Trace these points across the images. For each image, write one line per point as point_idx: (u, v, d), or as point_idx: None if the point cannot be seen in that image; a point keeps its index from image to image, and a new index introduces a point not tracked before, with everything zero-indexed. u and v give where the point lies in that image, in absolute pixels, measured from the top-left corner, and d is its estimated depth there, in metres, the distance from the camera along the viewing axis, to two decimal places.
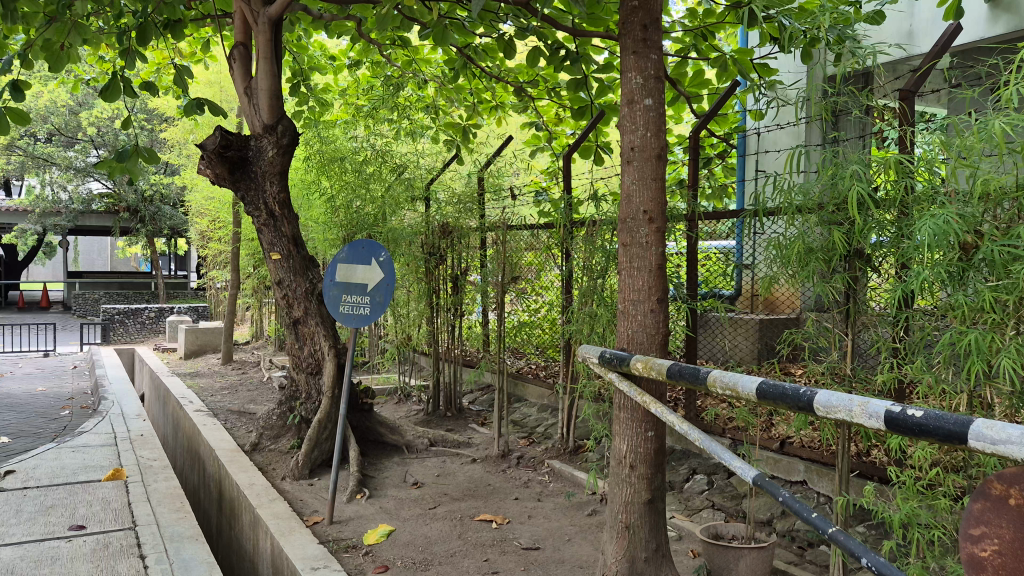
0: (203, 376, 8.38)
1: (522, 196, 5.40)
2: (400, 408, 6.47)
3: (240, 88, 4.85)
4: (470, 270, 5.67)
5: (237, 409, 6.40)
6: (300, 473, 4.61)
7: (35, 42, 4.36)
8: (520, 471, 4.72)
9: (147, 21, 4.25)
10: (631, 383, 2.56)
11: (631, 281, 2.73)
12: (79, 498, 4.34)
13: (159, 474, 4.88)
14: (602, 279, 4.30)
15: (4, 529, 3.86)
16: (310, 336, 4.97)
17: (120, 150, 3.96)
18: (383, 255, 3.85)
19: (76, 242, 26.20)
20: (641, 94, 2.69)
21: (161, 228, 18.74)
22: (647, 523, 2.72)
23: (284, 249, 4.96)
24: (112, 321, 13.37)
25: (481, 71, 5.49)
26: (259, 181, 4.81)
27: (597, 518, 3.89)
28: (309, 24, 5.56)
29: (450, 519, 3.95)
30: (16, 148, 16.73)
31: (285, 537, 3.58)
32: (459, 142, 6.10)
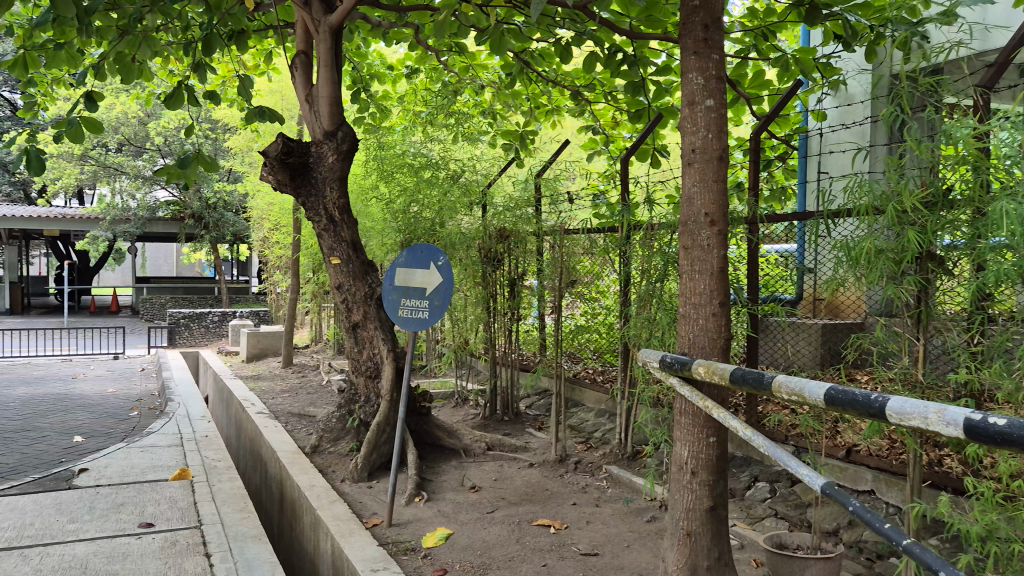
0: (265, 379, 8.53)
1: (580, 200, 5.38)
2: (458, 412, 6.50)
3: (301, 95, 4.95)
4: (527, 274, 5.67)
5: (297, 411, 6.50)
6: (359, 475, 4.65)
7: (108, 55, 4.50)
8: (577, 476, 4.69)
9: (212, 32, 4.34)
10: (693, 388, 2.54)
11: (693, 284, 2.69)
12: (147, 497, 4.45)
13: (224, 475, 4.99)
14: (661, 283, 4.25)
15: (77, 525, 3.98)
16: (369, 340, 5.03)
17: (183, 157, 4.07)
18: (442, 259, 3.88)
19: (144, 249, 27.04)
20: (703, 95, 2.65)
21: (224, 234, 19.20)
22: (708, 530, 2.68)
23: (344, 254, 5.01)
24: (178, 325, 13.76)
25: (539, 76, 5.50)
26: (319, 187, 4.87)
27: (656, 525, 3.84)
28: (367, 32, 5.64)
29: (508, 523, 3.95)
30: (89, 158, 17.34)
31: (345, 539, 3.62)
32: (517, 148, 6.10)
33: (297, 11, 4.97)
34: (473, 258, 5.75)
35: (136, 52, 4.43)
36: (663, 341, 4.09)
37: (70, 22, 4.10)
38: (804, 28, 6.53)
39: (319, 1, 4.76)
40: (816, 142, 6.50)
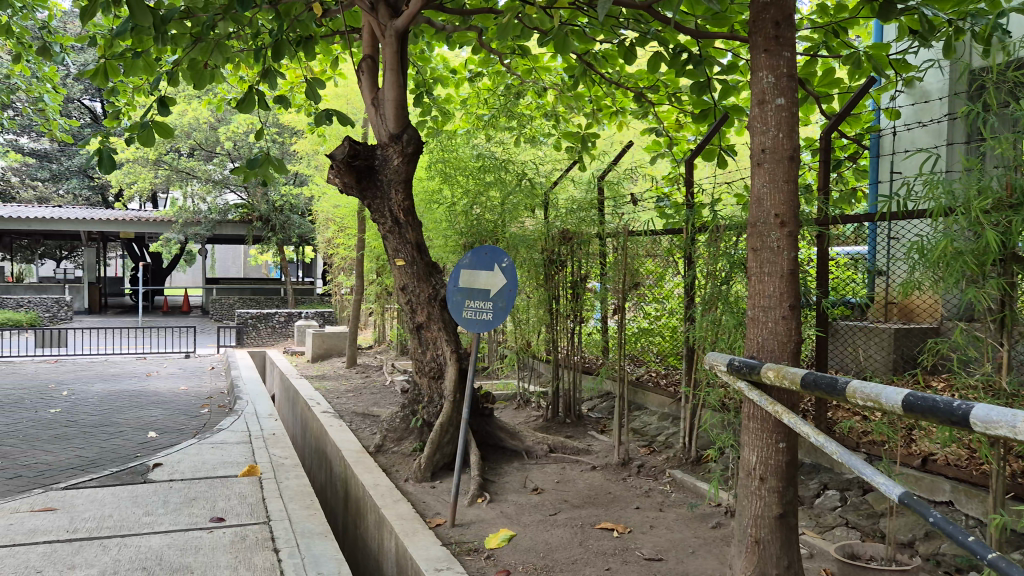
0: (330, 379, 8.66)
1: (643, 203, 5.32)
2: (520, 414, 6.50)
3: (368, 98, 5.03)
4: (590, 276, 5.64)
5: (361, 411, 6.59)
6: (423, 475, 4.69)
7: (181, 61, 4.65)
8: (640, 480, 4.64)
9: (281, 39, 4.44)
10: (762, 392, 2.50)
11: (761, 286, 2.64)
12: (218, 492, 4.57)
13: (291, 472, 5.09)
14: (727, 285, 4.18)
15: (152, 518, 4.11)
16: (433, 341, 5.07)
17: (252, 158, 4.20)
18: (506, 261, 3.90)
19: (213, 251, 27.82)
20: (773, 94, 2.60)
21: (290, 236, 19.59)
22: (778, 538, 2.62)
23: (408, 255, 5.05)
24: (246, 325, 14.11)
25: (602, 78, 5.47)
26: (385, 189, 4.93)
27: (722, 531, 3.78)
28: (432, 36, 5.71)
29: (571, 526, 3.93)
30: (163, 163, 17.92)
31: (410, 538, 3.66)
32: (579, 150, 6.08)
33: (364, 16, 5.04)
34: (535, 260, 5.74)
35: (209, 58, 4.55)
36: (729, 344, 4.02)
37: (147, 30, 4.24)
38: (879, 23, 6.37)
39: (385, 5, 4.81)
40: (888, 141, 6.32)
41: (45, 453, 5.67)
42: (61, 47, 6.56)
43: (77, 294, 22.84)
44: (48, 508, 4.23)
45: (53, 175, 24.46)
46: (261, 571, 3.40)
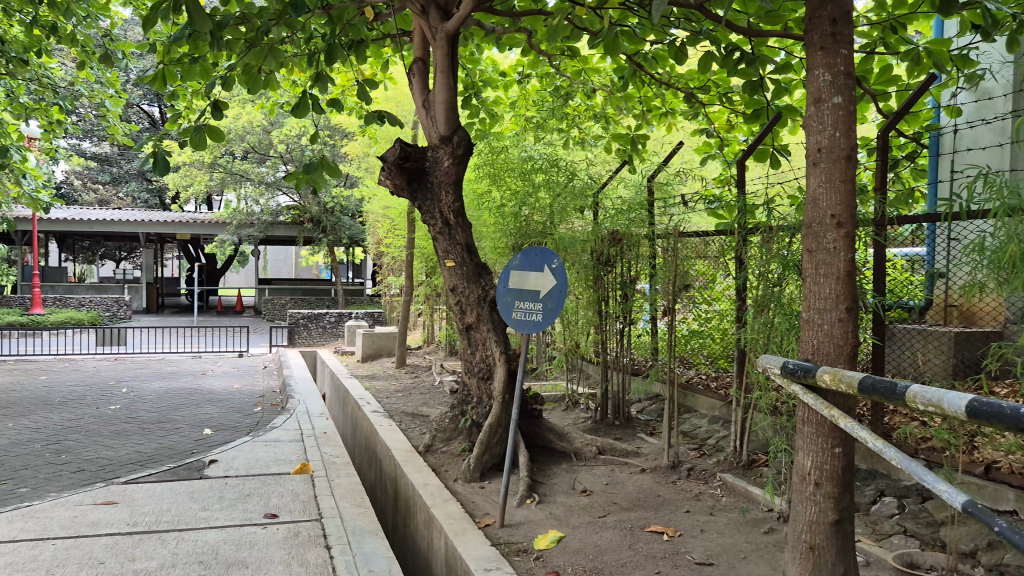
0: (380, 379, 8.76)
1: (693, 204, 5.28)
2: (569, 415, 6.50)
3: (419, 101, 5.08)
4: (639, 278, 5.59)
5: (411, 411, 6.65)
6: (472, 476, 4.72)
7: (237, 67, 4.75)
8: (691, 484, 4.60)
9: (334, 43, 4.50)
10: (817, 396, 2.46)
11: (817, 288, 2.59)
12: (272, 489, 4.65)
13: (342, 470, 5.15)
14: (780, 287, 4.11)
15: (208, 513, 4.20)
16: (483, 341, 5.09)
17: (308, 163, 4.32)
18: (555, 262, 3.86)
19: (266, 252, 28.33)
20: (830, 92, 2.56)
21: (341, 238, 19.85)
22: (834, 545, 2.57)
23: (458, 256, 5.08)
24: (297, 325, 14.35)
25: (652, 78, 5.43)
26: (435, 191, 4.96)
27: (775, 537, 3.72)
28: (481, 37, 5.73)
29: (620, 528, 3.91)
30: (218, 166, 18.31)
31: (459, 537, 3.68)
32: (629, 151, 6.05)
33: (415, 19, 5.09)
34: (584, 261, 5.72)
35: (263, 63, 4.63)
36: (782, 347, 3.95)
37: (204, 36, 4.35)
38: (937, 19, 6.20)
39: (436, 7, 4.85)
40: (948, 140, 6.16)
41: (106, 448, 5.84)
42: (122, 53, 6.74)
43: (136, 294, 23.46)
44: (110, 501, 4.36)
45: (112, 178, 25.13)
46: (314, 567, 3.46)
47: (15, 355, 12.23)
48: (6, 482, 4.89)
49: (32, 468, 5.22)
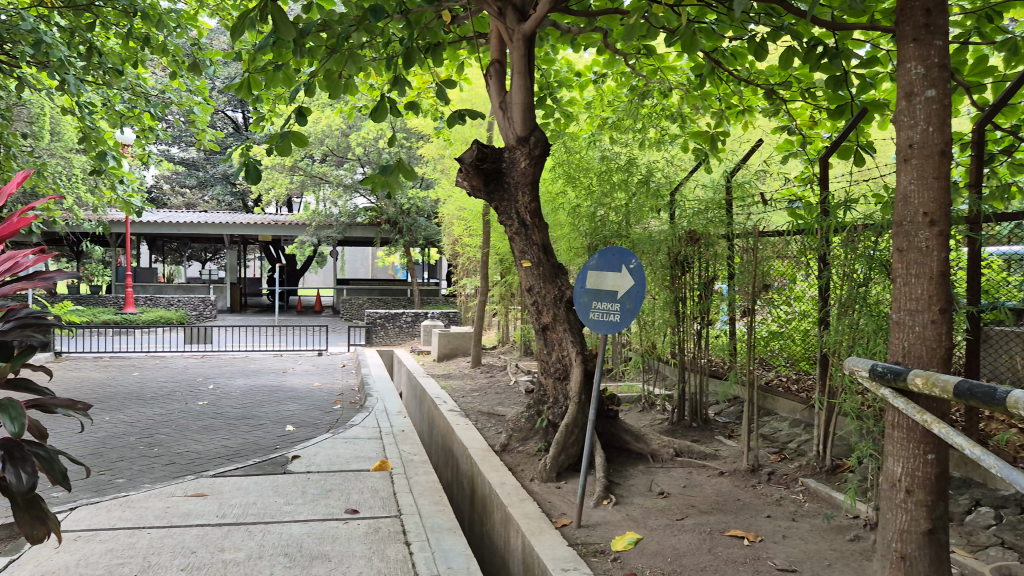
0: (455, 378, 8.85)
1: (774, 203, 5.17)
2: (645, 416, 6.46)
3: (496, 102, 5.11)
4: (716, 278, 5.51)
5: (487, 410, 6.69)
6: (548, 476, 4.73)
7: (318, 73, 4.86)
8: (771, 488, 4.51)
9: (412, 47, 4.56)
10: (908, 400, 2.39)
11: (908, 288, 2.51)
12: (352, 485, 4.76)
13: (420, 468, 5.22)
14: (866, 287, 3.98)
15: (292, 507, 4.31)
16: (559, 342, 5.08)
17: (385, 165, 4.41)
18: (633, 262, 3.85)
19: (344, 254, 28.93)
20: (923, 85, 2.47)
21: (417, 238, 20.11)
22: (927, 556, 2.47)
23: (534, 257, 5.09)
24: (375, 324, 14.62)
25: (731, 75, 5.35)
26: (512, 192, 4.97)
27: (861, 544, 3.61)
28: (557, 37, 5.76)
29: (699, 531, 3.86)
30: (298, 169, 18.77)
31: (536, 536, 3.69)
32: (707, 150, 5.98)
33: (492, 21, 5.14)
34: (661, 261, 5.67)
35: (343, 68, 4.72)
36: (867, 349, 3.83)
37: (288, 44, 4.47)
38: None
39: (513, 9, 4.87)
40: None
41: (195, 442, 6.06)
42: (210, 61, 6.98)
43: (220, 294, 24.27)
44: (200, 493, 4.53)
45: (199, 181, 26.05)
46: (394, 562, 3.52)
47: (110, 352, 12.82)
48: (104, 472, 5.13)
49: (127, 460, 5.46)
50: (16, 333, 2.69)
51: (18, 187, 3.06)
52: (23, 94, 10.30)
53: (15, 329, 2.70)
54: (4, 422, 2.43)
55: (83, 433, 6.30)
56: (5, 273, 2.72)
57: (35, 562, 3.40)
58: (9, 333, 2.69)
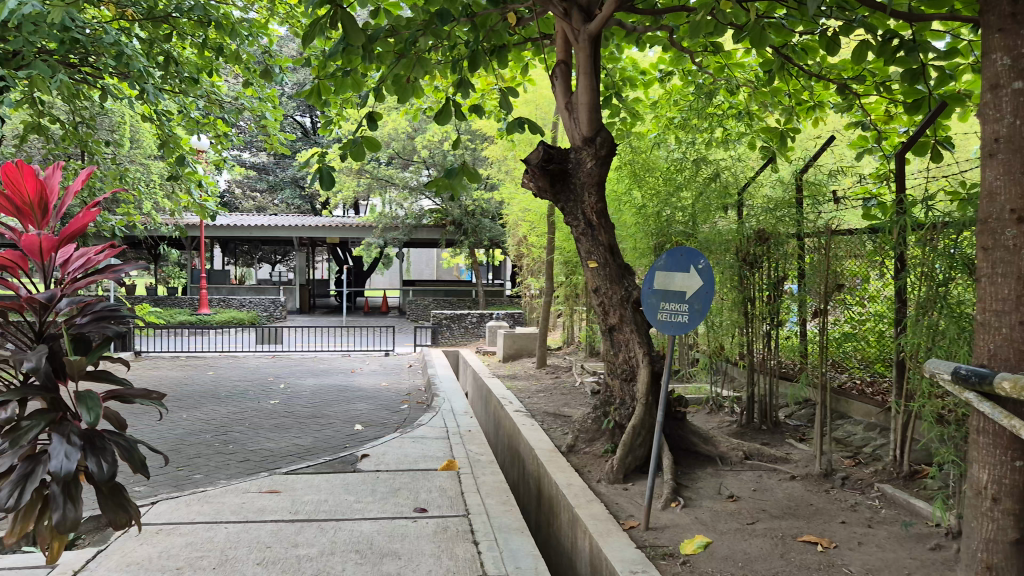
0: (521, 378, 8.89)
1: (848, 201, 5.04)
2: (713, 418, 6.37)
3: (562, 102, 5.11)
4: (786, 278, 5.40)
5: (553, 411, 6.69)
6: (615, 477, 4.71)
7: (387, 78, 4.92)
8: (846, 493, 4.39)
9: (478, 49, 4.59)
10: (994, 404, 2.30)
11: (994, 288, 2.42)
12: (421, 484, 4.81)
13: (487, 468, 5.26)
14: (946, 287, 3.85)
15: (363, 505, 4.39)
16: (626, 342, 5.05)
17: (449, 168, 4.43)
18: (702, 262, 3.78)
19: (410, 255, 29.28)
20: (1009, 77, 2.37)
21: (482, 239, 20.22)
22: (1014, 566, 2.37)
23: (601, 257, 5.06)
24: (441, 325, 14.78)
25: (802, 70, 5.24)
26: (578, 193, 4.96)
27: (943, 553, 3.49)
28: (623, 37, 5.73)
29: (771, 536, 3.79)
30: (365, 172, 19.07)
31: (603, 538, 3.67)
32: (776, 148, 5.87)
33: (557, 23, 5.15)
34: (730, 261, 5.58)
35: (411, 72, 4.76)
36: (948, 351, 3.70)
37: (356, 49, 4.54)
38: None
39: (579, 10, 4.87)
40: None
41: (268, 440, 6.21)
42: (280, 68, 7.17)
43: (290, 295, 24.85)
44: (273, 490, 4.64)
45: (269, 185, 26.74)
46: (463, 561, 3.54)
47: (187, 351, 13.23)
48: (183, 468, 5.30)
49: (204, 457, 5.63)
50: (90, 326, 2.74)
51: (82, 186, 2.91)
52: (105, 104, 10.72)
53: (90, 323, 2.75)
54: (82, 412, 2.50)
55: (163, 430, 6.53)
56: (78, 270, 2.79)
57: (121, 553, 3.54)
58: (84, 326, 2.74)
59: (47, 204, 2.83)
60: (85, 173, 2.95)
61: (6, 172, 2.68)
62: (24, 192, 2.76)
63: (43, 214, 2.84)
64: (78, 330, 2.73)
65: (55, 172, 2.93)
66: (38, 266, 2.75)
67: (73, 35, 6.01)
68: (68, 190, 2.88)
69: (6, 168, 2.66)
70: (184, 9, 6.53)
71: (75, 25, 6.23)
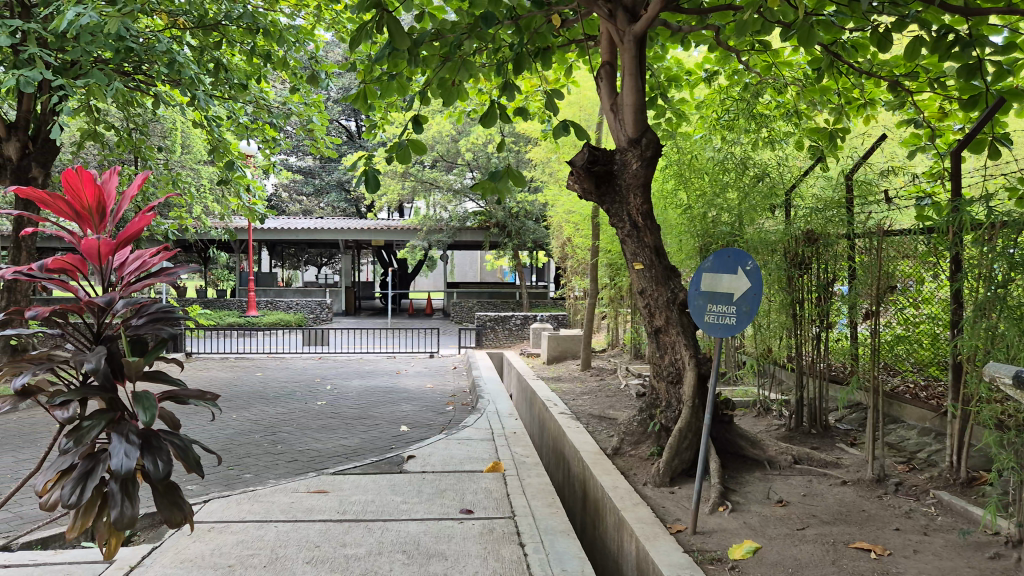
0: (566, 381, 8.87)
1: (900, 201, 4.94)
2: (761, 421, 6.29)
3: (607, 104, 5.11)
4: (837, 279, 5.31)
5: (598, 414, 6.67)
6: (662, 480, 4.67)
7: (433, 81, 4.95)
8: (899, 500, 4.29)
9: (523, 52, 4.61)
10: None
11: None
12: (466, 486, 4.83)
13: (532, 470, 5.25)
14: (1005, 289, 3.74)
15: (409, 506, 4.42)
16: (672, 345, 5.01)
17: (494, 172, 4.44)
18: (751, 263, 3.76)
19: (454, 257, 29.43)
20: None
21: (526, 241, 20.23)
22: None
23: (647, 259, 5.03)
24: (485, 327, 14.84)
25: (852, 68, 5.16)
26: (623, 194, 4.94)
27: (1003, 563, 3.39)
28: (668, 37, 5.70)
29: (822, 542, 3.73)
30: (410, 175, 19.23)
31: (650, 542, 3.65)
32: (825, 148, 5.78)
33: (602, 24, 5.14)
34: (778, 263, 5.51)
35: (456, 75, 4.78)
36: (1008, 354, 3.60)
37: (402, 53, 4.57)
38: None
39: (624, 11, 4.86)
40: None
41: (316, 440, 6.29)
42: (327, 74, 7.28)
43: (336, 297, 25.16)
44: (321, 490, 4.70)
45: (315, 189, 27.17)
46: (509, 563, 3.54)
47: (237, 353, 13.47)
48: (233, 468, 5.40)
49: (254, 456, 5.73)
50: (147, 326, 2.77)
51: (138, 191, 2.98)
52: (158, 111, 10.98)
53: (146, 324, 2.79)
54: (138, 412, 2.56)
55: (214, 429, 6.66)
56: (134, 272, 2.90)
57: (175, 550, 3.61)
58: (140, 328, 2.77)
59: (104, 209, 2.90)
60: (141, 178, 3.02)
61: (66, 179, 2.76)
62: (83, 199, 2.83)
63: (100, 218, 2.91)
64: (135, 331, 2.76)
65: (112, 176, 2.99)
66: (96, 269, 2.82)
67: (128, 44, 6.19)
68: (125, 195, 2.95)
69: (67, 174, 2.74)
70: (234, 18, 6.67)
71: (130, 35, 6.41)
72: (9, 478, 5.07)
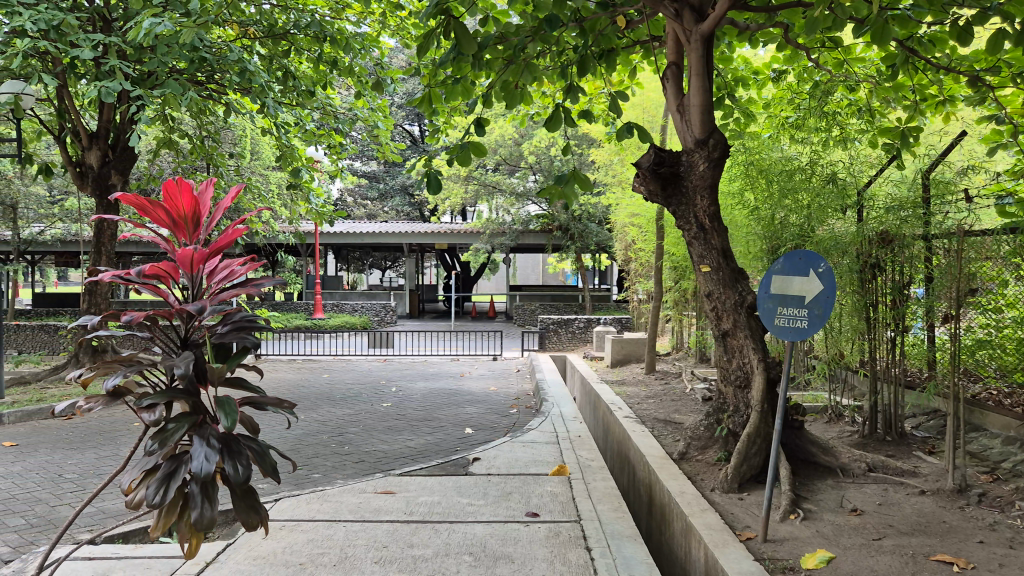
0: (631, 384, 8.79)
1: (980, 200, 4.77)
2: (833, 427, 6.13)
3: (674, 104, 5.06)
4: (913, 281, 5.09)
5: (663, 418, 6.59)
6: (730, 486, 4.59)
7: (496, 84, 4.96)
8: (982, 511, 4.13)
9: (587, 53, 4.58)
10: None
11: None
12: (532, 489, 4.83)
13: (597, 474, 5.22)
14: None
15: (475, 508, 4.44)
16: (739, 348, 4.91)
17: (559, 175, 4.43)
18: (823, 266, 3.64)
19: (516, 260, 29.45)
20: None
21: (589, 244, 20.12)
22: None
23: (714, 261, 4.94)
24: (547, 329, 14.92)
25: (926, 63, 5.01)
26: (690, 196, 4.87)
27: None
28: (735, 35, 5.61)
29: (900, 554, 3.61)
30: (472, 179, 19.39)
31: (719, 549, 3.58)
32: (899, 146, 5.61)
33: (668, 23, 5.10)
34: (850, 264, 5.37)
35: (520, 78, 4.78)
36: None
37: (467, 57, 4.60)
38: None
39: (690, 10, 4.81)
40: None
41: (382, 442, 6.37)
42: (393, 79, 7.37)
43: (399, 300, 25.45)
44: (388, 491, 4.76)
45: (379, 193, 27.55)
46: (576, 568, 3.52)
47: (305, 355, 13.74)
48: (302, 467, 5.51)
49: (322, 457, 5.84)
50: (231, 334, 2.86)
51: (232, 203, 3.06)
52: (229, 118, 11.28)
53: (231, 331, 2.87)
54: (220, 416, 2.63)
55: (283, 430, 6.81)
56: (222, 281, 2.94)
57: (248, 547, 3.70)
58: (225, 335, 2.86)
59: (199, 220, 2.99)
60: (237, 191, 3.10)
61: (167, 188, 2.86)
62: (180, 208, 2.93)
63: (195, 227, 2.99)
64: (219, 338, 2.85)
65: (209, 187, 3.07)
66: (187, 277, 2.90)
67: (201, 54, 6.40)
68: (220, 206, 3.03)
69: (168, 183, 2.83)
70: (302, 26, 6.85)
71: (204, 46, 6.61)
72: (92, 474, 5.28)
